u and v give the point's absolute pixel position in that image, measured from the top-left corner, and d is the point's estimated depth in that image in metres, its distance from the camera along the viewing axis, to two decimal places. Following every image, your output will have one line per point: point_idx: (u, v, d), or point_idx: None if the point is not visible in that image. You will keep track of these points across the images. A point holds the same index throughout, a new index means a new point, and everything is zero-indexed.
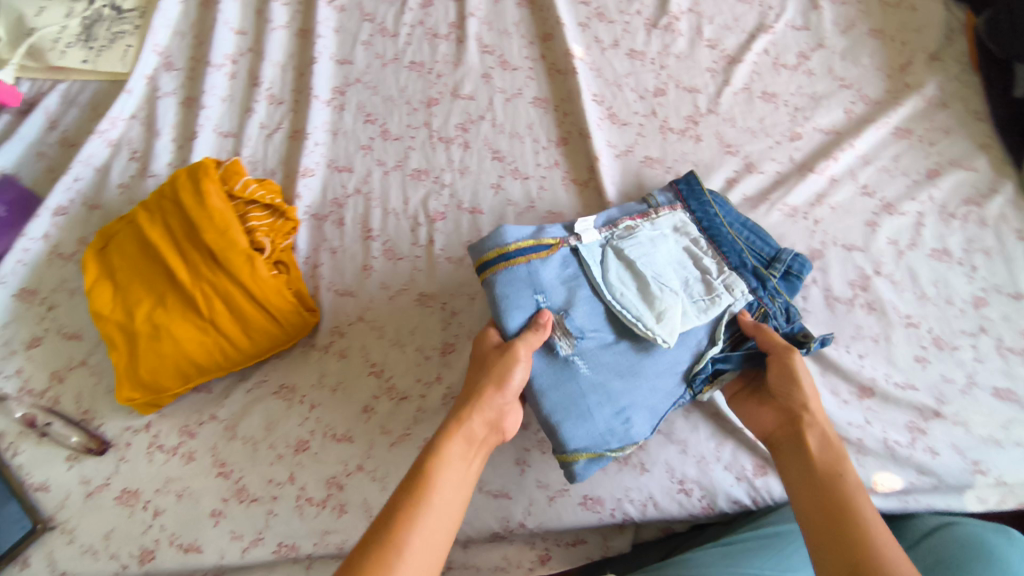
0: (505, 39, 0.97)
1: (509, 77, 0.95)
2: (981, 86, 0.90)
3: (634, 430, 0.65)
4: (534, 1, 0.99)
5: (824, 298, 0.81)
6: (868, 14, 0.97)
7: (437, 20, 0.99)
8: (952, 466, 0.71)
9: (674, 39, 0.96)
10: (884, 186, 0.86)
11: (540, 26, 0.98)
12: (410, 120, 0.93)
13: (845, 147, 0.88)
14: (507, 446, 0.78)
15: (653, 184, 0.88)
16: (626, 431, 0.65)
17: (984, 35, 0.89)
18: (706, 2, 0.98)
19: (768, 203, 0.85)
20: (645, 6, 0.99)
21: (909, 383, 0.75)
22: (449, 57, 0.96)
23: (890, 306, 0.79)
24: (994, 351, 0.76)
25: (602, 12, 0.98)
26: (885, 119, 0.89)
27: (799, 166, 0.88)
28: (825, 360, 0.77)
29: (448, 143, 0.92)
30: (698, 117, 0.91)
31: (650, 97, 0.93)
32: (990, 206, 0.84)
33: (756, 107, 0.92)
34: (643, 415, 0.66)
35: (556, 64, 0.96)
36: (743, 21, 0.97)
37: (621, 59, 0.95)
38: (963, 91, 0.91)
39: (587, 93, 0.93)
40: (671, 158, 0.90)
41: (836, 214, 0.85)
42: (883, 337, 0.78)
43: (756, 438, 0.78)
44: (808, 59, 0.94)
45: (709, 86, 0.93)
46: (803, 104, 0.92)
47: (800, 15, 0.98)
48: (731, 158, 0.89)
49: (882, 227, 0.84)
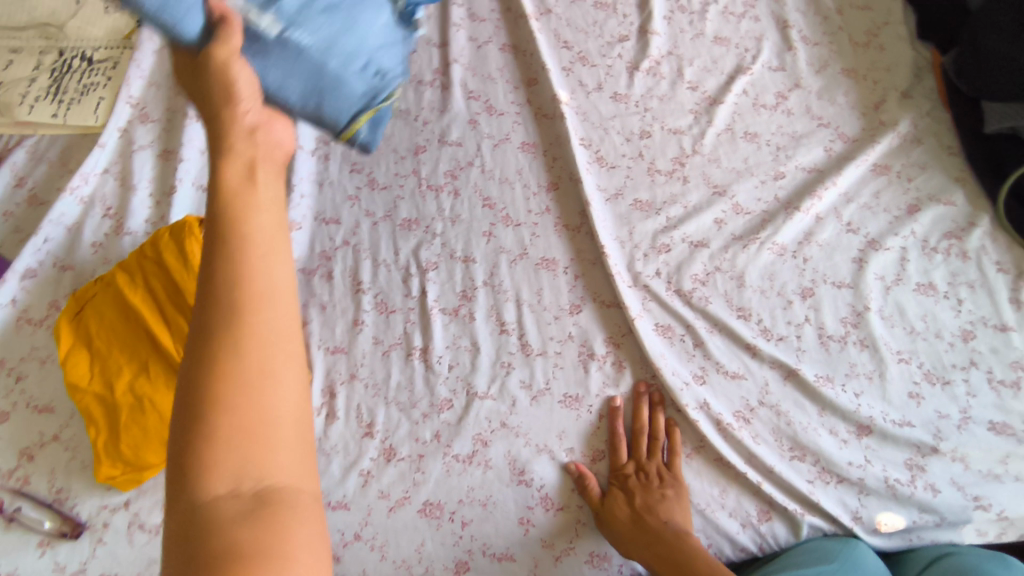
0: (490, 84, 0.96)
1: (496, 123, 0.94)
2: (953, 122, 0.94)
3: (385, 71, 0.60)
4: (518, 47, 0.99)
5: (818, 337, 0.82)
6: (840, 54, 1.00)
7: (419, 67, 0.98)
8: (953, 503, 0.76)
9: (657, 82, 0.98)
10: (867, 223, 0.89)
11: (525, 70, 0.98)
12: (397, 169, 0.91)
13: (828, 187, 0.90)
14: (506, 504, 0.73)
15: (645, 227, 0.88)
16: (379, 78, 0.60)
17: (953, 74, 0.93)
18: (684, 45, 1.01)
19: (758, 243, 0.87)
20: (626, 49, 1.01)
21: (905, 420, 0.79)
22: (434, 104, 0.95)
23: (882, 343, 0.82)
24: (985, 385, 0.80)
25: (585, 56, 1.00)
26: (863, 157, 0.92)
27: (785, 204, 0.90)
28: (823, 401, 0.79)
29: (436, 190, 0.90)
30: (684, 159, 0.93)
31: (636, 139, 0.94)
32: (970, 240, 0.87)
33: (739, 147, 0.94)
34: (382, 53, 0.60)
35: (542, 108, 0.95)
36: (721, 64, 1.00)
37: (606, 102, 0.96)
38: (936, 127, 0.95)
39: (575, 137, 0.92)
40: (661, 200, 0.90)
41: (824, 252, 0.88)
42: (876, 374, 0.81)
43: (766, 485, 0.76)
44: (786, 99, 0.97)
45: (693, 128, 0.95)
46: (784, 144, 0.94)
47: (776, 56, 1.01)
48: (720, 199, 0.90)
49: (870, 264, 0.87)
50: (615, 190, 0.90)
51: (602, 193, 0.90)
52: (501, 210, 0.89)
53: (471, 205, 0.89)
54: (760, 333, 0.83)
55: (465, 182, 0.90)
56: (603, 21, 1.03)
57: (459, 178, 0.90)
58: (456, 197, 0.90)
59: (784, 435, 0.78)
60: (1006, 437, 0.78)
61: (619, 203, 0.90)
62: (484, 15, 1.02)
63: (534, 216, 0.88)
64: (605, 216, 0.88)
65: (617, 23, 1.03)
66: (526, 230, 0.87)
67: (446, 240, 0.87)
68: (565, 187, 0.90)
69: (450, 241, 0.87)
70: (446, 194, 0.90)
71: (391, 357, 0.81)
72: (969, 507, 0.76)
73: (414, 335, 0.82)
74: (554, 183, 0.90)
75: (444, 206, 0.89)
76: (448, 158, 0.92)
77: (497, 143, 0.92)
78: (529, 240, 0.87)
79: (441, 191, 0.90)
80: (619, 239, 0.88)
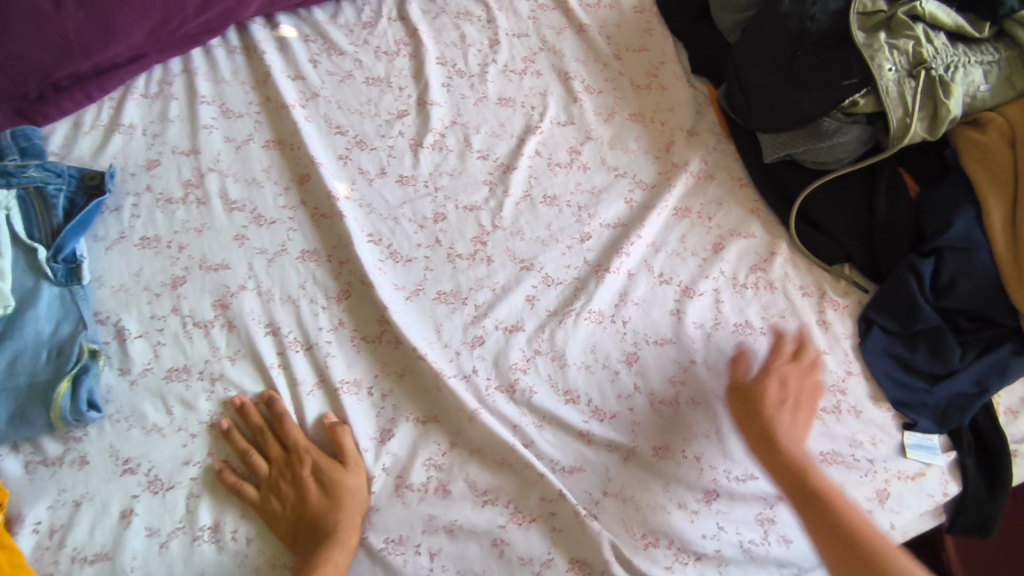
0: (256, 189, 0.86)
1: (267, 234, 0.83)
2: (738, 154, 0.96)
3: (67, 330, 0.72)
4: (283, 141, 0.89)
5: (650, 405, 0.78)
6: (624, 100, 0.99)
7: (167, 182, 0.85)
8: (805, 550, 0.73)
9: (444, 157, 0.91)
10: (677, 270, 0.87)
11: (295, 167, 0.88)
12: (152, 310, 0.77)
13: (634, 241, 0.87)
14: None
15: (451, 322, 0.80)
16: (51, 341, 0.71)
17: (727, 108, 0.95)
18: (467, 112, 0.95)
19: (573, 315, 0.82)
20: (406, 126, 0.93)
21: (749, 475, 0.75)
22: (191, 223, 0.82)
23: (712, 396, 0.79)
24: (813, 417, 0.79)
25: (362, 139, 0.91)
26: (663, 203, 0.90)
27: (595, 267, 0.85)
28: (666, 475, 0.74)
29: (205, 327, 0.77)
30: (484, 237, 0.86)
31: (430, 225, 0.86)
32: (773, 269, 0.87)
33: (540, 214, 0.89)
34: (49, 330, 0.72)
35: (319, 207, 0.85)
36: (509, 126, 0.95)
37: (392, 188, 0.88)
38: (724, 160, 0.96)
39: (360, 235, 0.83)
40: (466, 288, 0.83)
41: (641, 310, 0.83)
42: (714, 432, 0.77)
43: None
44: (579, 154, 0.94)
45: (489, 201, 0.89)
46: (584, 202, 0.90)
47: (562, 109, 0.97)
48: (528, 274, 0.84)
49: (687, 313, 0.83)
50: (414, 287, 0.82)
51: (400, 292, 0.81)
52: (286, 335, 0.77)
53: (249, 336, 0.76)
54: (592, 415, 0.77)
55: (239, 310, 0.78)
56: (377, 98, 0.94)
57: (231, 307, 0.78)
58: (231, 330, 0.77)
59: (633, 523, 0.72)
60: (845, 467, 0.77)
61: (421, 299, 0.81)
62: (239, 110, 0.91)
63: (326, 333, 0.77)
64: (407, 318, 0.79)
65: (393, 98, 0.95)
66: (320, 352, 0.75)
67: (225, 384, 0.74)
68: (357, 293, 0.80)
69: (230, 385, 0.74)
70: (217, 328, 0.77)
71: (171, 550, 0.66)
72: None
73: (198, 512, 0.68)
74: (344, 291, 0.80)
75: (217, 343, 0.76)
76: (213, 285, 0.79)
77: (271, 257, 0.81)
78: (326, 364, 0.75)
79: (211, 326, 0.77)
80: (427, 340, 0.79)
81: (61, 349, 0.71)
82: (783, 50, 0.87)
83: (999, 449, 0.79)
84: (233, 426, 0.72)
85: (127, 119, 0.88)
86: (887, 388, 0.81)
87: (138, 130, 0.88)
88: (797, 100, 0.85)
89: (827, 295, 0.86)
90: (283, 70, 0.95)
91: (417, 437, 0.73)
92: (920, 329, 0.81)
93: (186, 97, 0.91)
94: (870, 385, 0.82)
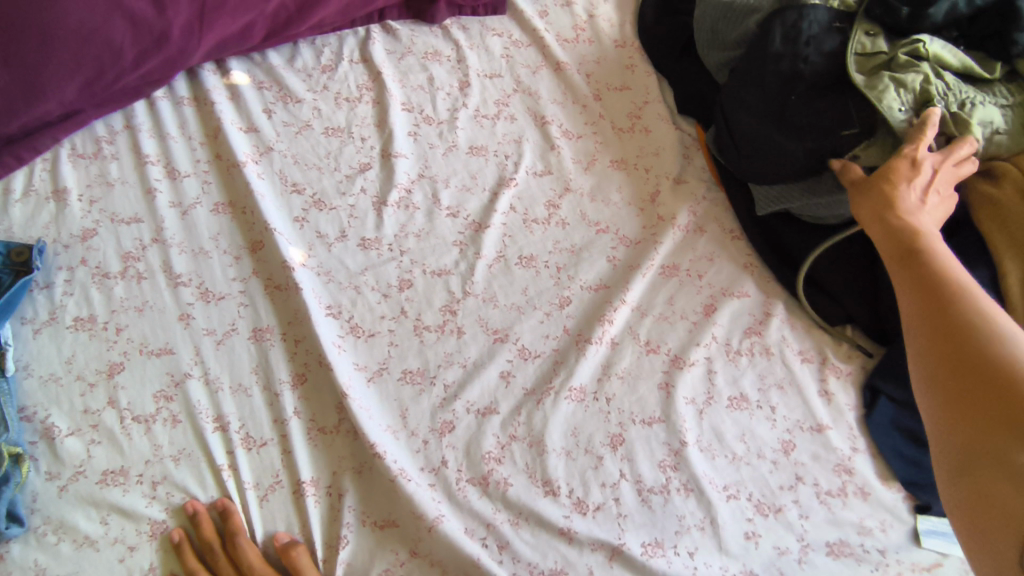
0: (203, 260, 0.78)
1: (215, 311, 0.75)
2: (728, 203, 0.89)
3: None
4: (234, 203, 0.82)
5: (637, 494, 0.71)
6: (605, 145, 0.92)
7: (104, 255, 0.77)
8: None
9: (410, 216, 0.84)
10: (665, 337, 0.80)
11: (247, 232, 0.80)
12: (86, 402, 0.70)
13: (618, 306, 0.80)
14: None
15: (420, 406, 0.73)
16: None
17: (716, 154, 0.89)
18: (436, 164, 0.88)
19: (553, 393, 0.75)
20: (369, 182, 0.86)
21: (747, 571, 0.68)
22: (130, 300, 0.75)
23: (706, 482, 0.72)
24: (817, 502, 0.72)
25: (320, 198, 0.84)
26: (648, 262, 0.83)
27: (575, 337, 0.79)
28: (657, 575, 0.67)
29: (145, 421, 0.69)
30: (454, 306, 0.79)
31: (395, 293, 0.79)
32: (770, 332, 0.80)
33: (515, 277, 0.82)
34: None
35: (273, 278, 0.78)
36: (481, 179, 0.88)
37: (353, 254, 0.81)
38: (714, 210, 0.89)
39: (317, 308, 0.76)
40: (434, 365, 0.75)
41: (627, 384, 0.76)
42: (708, 523, 0.70)
43: None
44: (558, 208, 0.87)
45: (460, 265, 0.82)
46: (564, 262, 0.83)
47: (539, 157, 0.90)
48: (502, 347, 0.77)
49: (677, 387, 0.76)
50: (378, 365, 0.75)
51: (361, 374, 0.74)
52: (234, 428, 0.70)
53: (195, 430, 0.69)
54: (573, 508, 0.69)
55: (183, 401, 0.70)
56: (337, 151, 0.87)
57: (174, 398, 0.71)
58: (174, 424, 0.69)
59: None
60: (852, 560, 0.70)
61: (385, 380, 0.74)
62: (186, 169, 0.84)
63: (280, 424, 0.70)
64: (369, 403, 0.72)
65: (355, 150, 0.88)
66: (274, 449, 0.69)
67: (168, 487, 0.67)
68: (314, 376, 0.73)
69: (174, 487, 0.67)
70: (159, 422, 0.69)
71: None
72: None
73: None
74: (300, 374, 0.73)
75: (158, 440, 0.69)
76: (155, 373, 0.72)
77: (219, 339, 0.74)
78: (280, 461, 0.68)
79: (151, 420, 0.70)
80: (391, 428, 0.72)
81: None
82: (775, 94, 0.80)
83: None
84: (184, 538, 0.65)
85: (61, 183, 0.81)
86: (897, 466, 0.74)
87: (73, 195, 0.80)
88: (791, 151, 0.78)
89: (829, 360, 0.79)
90: (235, 121, 0.88)
91: (378, 542, 0.67)
92: None
93: (128, 155, 0.84)
94: (877, 462, 0.75)
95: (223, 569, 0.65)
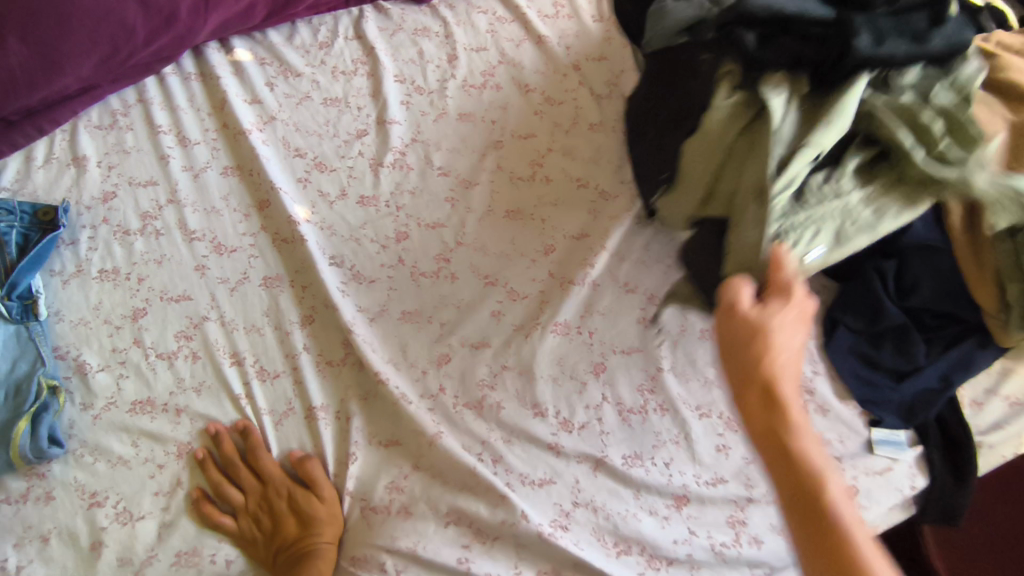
0: (214, 217, 0.85)
1: (228, 262, 0.82)
2: None
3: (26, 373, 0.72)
4: (242, 167, 0.89)
5: (618, 415, 0.78)
6: (585, 109, 0.99)
7: (124, 214, 0.84)
8: (775, 549, 0.74)
9: (405, 176, 0.91)
10: (642, 278, 0.85)
11: (254, 192, 0.87)
12: (113, 344, 0.77)
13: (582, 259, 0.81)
14: None
15: (419, 343, 0.80)
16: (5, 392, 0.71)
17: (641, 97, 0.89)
18: (428, 130, 0.95)
19: (541, 328, 0.81)
20: (366, 146, 0.93)
21: (718, 479, 0.76)
22: (149, 254, 0.82)
23: (680, 403, 0.79)
24: None
25: (321, 162, 0.91)
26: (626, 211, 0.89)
27: (559, 279, 0.85)
28: (636, 483, 0.75)
29: (168, 359, 0.76)
30: (448, 254, 0.86)
31: (392, 244, 0.86)
32: None
33: (503, 229, 0.89)
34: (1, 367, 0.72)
35: (280, 232, 0.84)
36: (469, 142, 0.95)
37: (353, 210, 0.88)
38: None
39: (322, 258, 0.83)
40: (431, 307, 0.82)
41: (608, 320, 0.83)
42: (683, 438, 0.77)
43: None
44: (541, 167, 0.94)
45: (451, 219, 0.89)
46: (548, 214, 0.91)
47: (523, 122, 0.97)
48: (492, 290, 0.84)
49: (654, 321, 0.83)
50: (379, 308, 0.81)
51: (364, 314, 0.81)
52: (250, 364, 0.76)
53: (214, 367, 0.76)
54: (559, 427, 0.77)
55: (202, 342, 0.77)
56: (336, 119, 0.94)
57: (194, 339, 0.77)
58: (195, 361, 0.76)
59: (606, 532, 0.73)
60: None
61: (386, 320, 0.81)
62: (196, 137, 0.90)
63: (291, 360, 0.77)
64: (372, 340, 0.79)
65: (352, 118, 0.95)
66: (287, 381, 0.76)
67: (192, 416, 0.74)
68: (321, 318, 0.80)
69: (197, 416, 0.74)
70: (181, 360, 0.76)
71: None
72: (791, 549, 0.75)
73: (173, 539, 0.69)
74: (308, 315, 0.80)
75: (180, 375, 0.75)
76: (176, 317, 0.78)
77: (233, 286, 0.81)
78: (293, 391, 0.75)
79: (174, 358, 0.76)
80: (393, 361, 0.79)
81: (18, 388, 0.71)
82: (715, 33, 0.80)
83: (964, 442, 0.79)
84: (209, 456, 0.73)
85: (81, 151, 0.87)
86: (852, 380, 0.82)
87: (93, 162, 0.87)
88: (693, 91, 0.78)
89: None
90: (240, 94, 0.95)
91: (383, 460, 0.74)
92: (886, 328, 0.80)
93: (142, 126, 0.90)
94: (836, 384, 0.82)
95: (246, 481, 0.72)
